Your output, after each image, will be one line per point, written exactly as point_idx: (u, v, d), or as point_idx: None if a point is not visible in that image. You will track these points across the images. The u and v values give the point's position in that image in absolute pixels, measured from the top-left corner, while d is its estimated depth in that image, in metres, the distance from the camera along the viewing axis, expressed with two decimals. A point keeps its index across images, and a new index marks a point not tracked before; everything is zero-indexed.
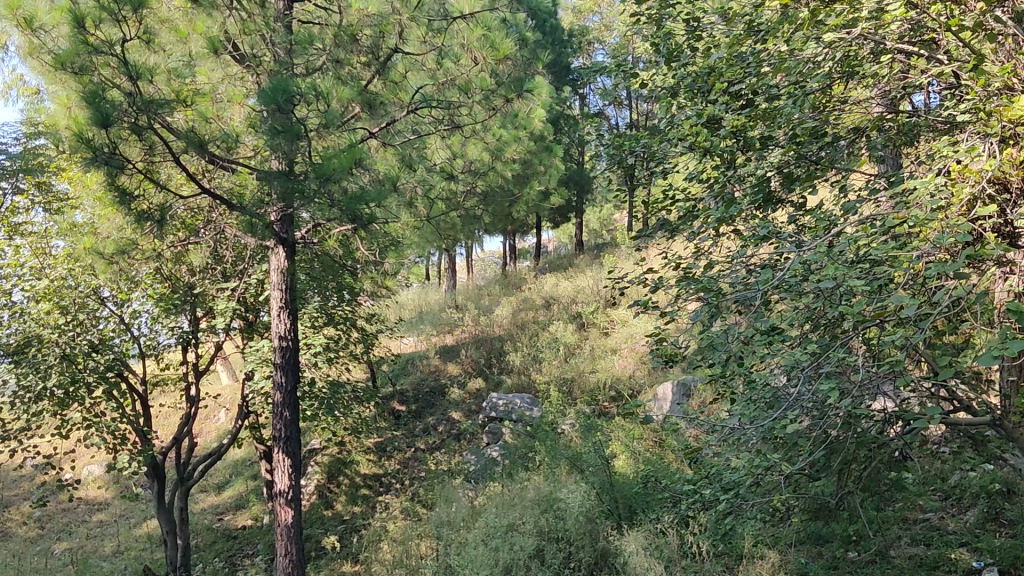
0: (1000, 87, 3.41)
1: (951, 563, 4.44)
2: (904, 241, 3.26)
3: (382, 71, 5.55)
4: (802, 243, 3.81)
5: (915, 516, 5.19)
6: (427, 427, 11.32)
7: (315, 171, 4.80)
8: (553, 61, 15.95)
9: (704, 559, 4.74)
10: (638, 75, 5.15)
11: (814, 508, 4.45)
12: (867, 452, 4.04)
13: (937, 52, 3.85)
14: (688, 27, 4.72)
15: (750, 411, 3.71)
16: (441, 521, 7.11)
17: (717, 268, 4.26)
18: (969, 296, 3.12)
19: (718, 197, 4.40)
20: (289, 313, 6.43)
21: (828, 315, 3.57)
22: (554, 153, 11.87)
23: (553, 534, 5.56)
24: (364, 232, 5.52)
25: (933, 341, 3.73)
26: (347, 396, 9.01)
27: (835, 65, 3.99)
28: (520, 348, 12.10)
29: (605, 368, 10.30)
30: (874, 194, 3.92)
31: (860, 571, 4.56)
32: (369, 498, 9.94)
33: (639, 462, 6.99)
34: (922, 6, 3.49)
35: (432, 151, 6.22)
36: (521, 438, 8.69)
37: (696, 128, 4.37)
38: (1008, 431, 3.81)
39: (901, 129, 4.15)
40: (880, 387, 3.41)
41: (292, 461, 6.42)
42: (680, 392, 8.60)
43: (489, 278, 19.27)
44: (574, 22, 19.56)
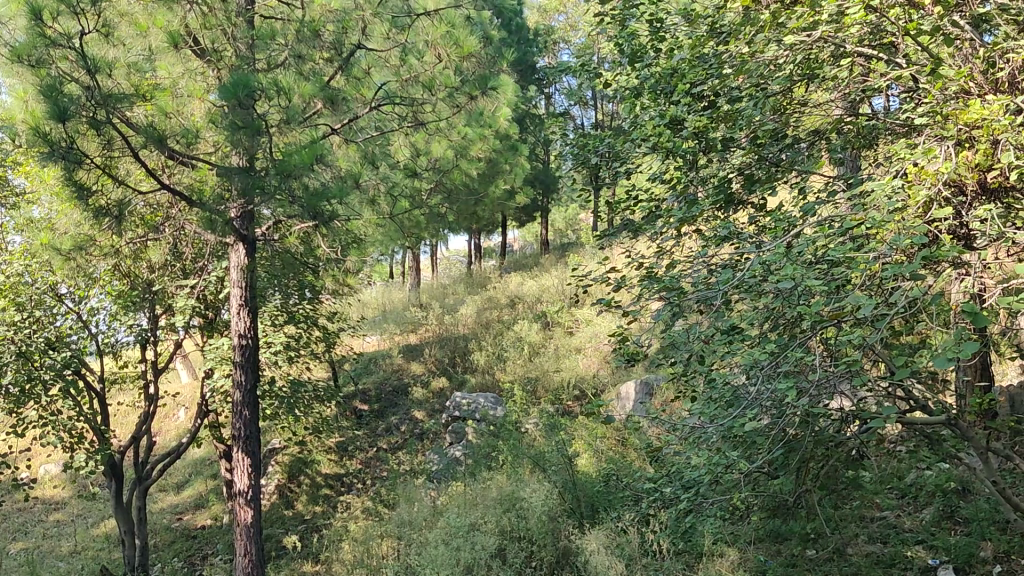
0: (957, 91, 3.43)
1: (907, 561, 4.50)
2: (861, 242, 3.28)
3: (345, 67, 5.48)
4: (761, 244, 3.83)
5: (873, 515, 5.24)
6: (390, 426, 11.27)
7: (275, 167, 4.77)
8: (518, 60, 15.97)
9: (664, 557, 4.75)
10: (602, 75, 5.14)
11: (772, 507, 4.47)
12: (826, 452, 4.06)
13: (895, 56, 3.88)
14: (651, 27, 4.71)
15: (710, 410, 3.72)
16: (402, 520, 7.07)
17: (678, 268, 4.26)
18: (925, 297, 3.13)
19: (680, 197, 4.40)
20: (249, 311, 6.34)
21: (786, 315, 3.57)
22: (520, 152, 11.88)
23: (515, 533, 5.54)
24: (325, 229, 5.46)
25: (891, 341, 3.75)
26: (309, 396, 8.92)
27: (795, 68, 4.02)
28: (484, 348, 12.08)
29: (568, 368, 10.31)
30: (833, 196, 3.94)
31: (817, 569, 4.59)
32: (330, 498, 9.86)
33: (602, 462, 6.99)
34: (880, 11, 3.53)
35: (395, 148, 6.15)
36: (484, 437, 8.66)
37: (659, 129, 4.34)
38: (964, 430, 3.84)
39: (860, 133, 4.19)
40: (836, 386, 3.43)
41: (251, 460, 6.35)
42: (643, 392, 8.62)
43: (453, 277, 19.26)
44: (540, 22, 19.58)
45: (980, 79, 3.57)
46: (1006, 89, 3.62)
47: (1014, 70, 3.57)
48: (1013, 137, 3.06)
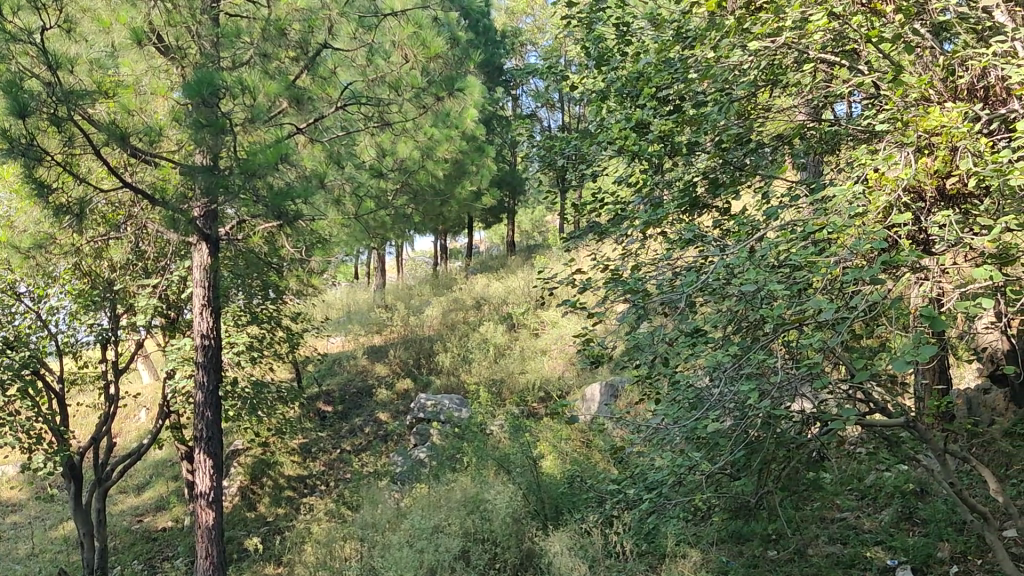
0: (917, 98, 3.49)
1: (867, 562, 4.57)
2: (822, 246, 3.30)
3: (310, 66, 5.47)
4: (725, 248, 3.86)
5: (833, 515, 5.30)
6: (354, 428, 11.23)
7: (239, 166, 4.74)
8: (486, 61, 15.99)
9: (627, 558, 4.76)
10: (569, 78, 5.16)
11: (734, 508, 4.50)
12: (786, 454, 4.09)
13: (858, 63, 3.93)
14: (618, 31, 4.75)
15: (674, 412, 3.74)
16: (366, 522, 7.05)
17: (643, 270, 4.29)
18: (885, 301, 3.17)
19: (646, 200, 4.43)
20: (212, 311, 6.29)
21: (749, 318, 3.59)
22: (487, 153, 11.87)
23: (479, 534, 5.53)
24: (290, 229, 5.44)
25: (850, 344, 3.79)
26: (272, 397, 8.85)
27: (759, 73, 4.06)
28: (449, 349, 12.08)
29: (534, 369, 10.35)
30: (796, 201, 3.98)
31: (778, 570, 4.63)
32: (293, 499, 9.78)
33: (566, 463, 7.01)
34: (842, 18, 3.55)
35: (361, 148, 6.11)
36: (449, 438, 8.67)
37: (625, 132, 4.36)
38: (922, 433, 3.89)
39: (823, 138, 4.25)
40: (797, 389, 3.46)
41: (213, 462, 6.29)
42: (607, 394, 8.64)
43: (419, 277, 19.21)
44: (508, 23, 19.62)
45: (940, 86, 3.63)
46: (965, 97, 3.69)
47: (973, 78, 3.63)
48: (971, 145, 3.12)
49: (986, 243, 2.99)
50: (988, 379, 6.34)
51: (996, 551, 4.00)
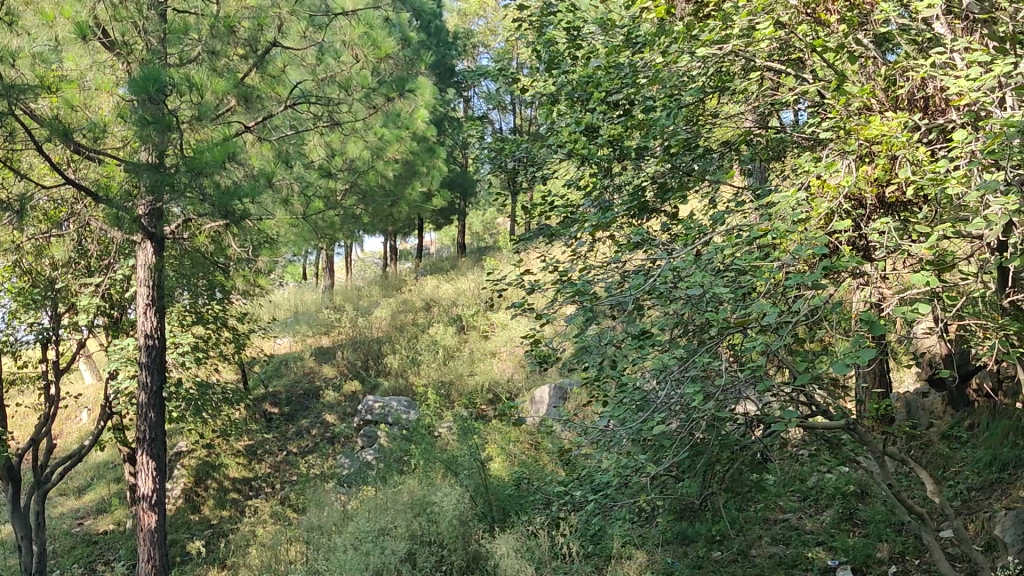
0: (858, 107, 3.56)
1: (808, 562, 4.68)
2: (766, 251, 3.35)
3: (259, 65, 5.46)
4: (672, 251, 3.91)
5: (776, 517, 5.40)
6: (301, 429, 11.16)
7: (186, 164, 4.68)
8: (437, 62, 15.97)
9: (573, 560, 4.78)
10: (519, 81, 5.16)
11: (679, 509, 4.53)
12: (730, 455, 4.13)
13: (803, 71, 4.00)
14: (569, 36, 4.74)
15: (620, 414, 3.76)
16: (311, 525, 7.00)
17: (591, 273, 4.31)
18: (826, 306, 3.23)
19: (595, 203, 4.47)
20: (157, 311, 6.20)
21: (695, 321, 3.64)
22: (438, 154, 11.84)
23: (424, 537, 5.52)
24: (237, 228, 5.41)
25: (794, 347, 3.85)
26: (217, 398, 8.75)
27: (706, 80, 4.12)
28: (397, 351, 12.04)
29: (483, 372, 10.36)
30: (742, 206, 4.03)
31: (722, 570, 4.70)
32: (238, 502, 9.66)
33: (514, 466, 7.02)
34: (788, 26, 3.61)
35: (310, 148, 6.03)
36: (397, 441, 8.63)
37: (575, 135, 4.40)
38: (862, 435, 3.96)
39: (769, 145, 4.31)
40: (741, 392, 3.50)
41: (156, 464, 6.20)
42: (556, 397, 8.68)
43: (369, 278, 19.11)
44: (459, 25, 19.62)
45: (882, 96, 3.71)
46: (905, 106, 3.77)
47: (914, 89, 3.71)
48: (910, 154, 3.19)
49: (924, 250, 3.06)
50: (927, 383, 6.47)
51: (932, 551, 4.09)
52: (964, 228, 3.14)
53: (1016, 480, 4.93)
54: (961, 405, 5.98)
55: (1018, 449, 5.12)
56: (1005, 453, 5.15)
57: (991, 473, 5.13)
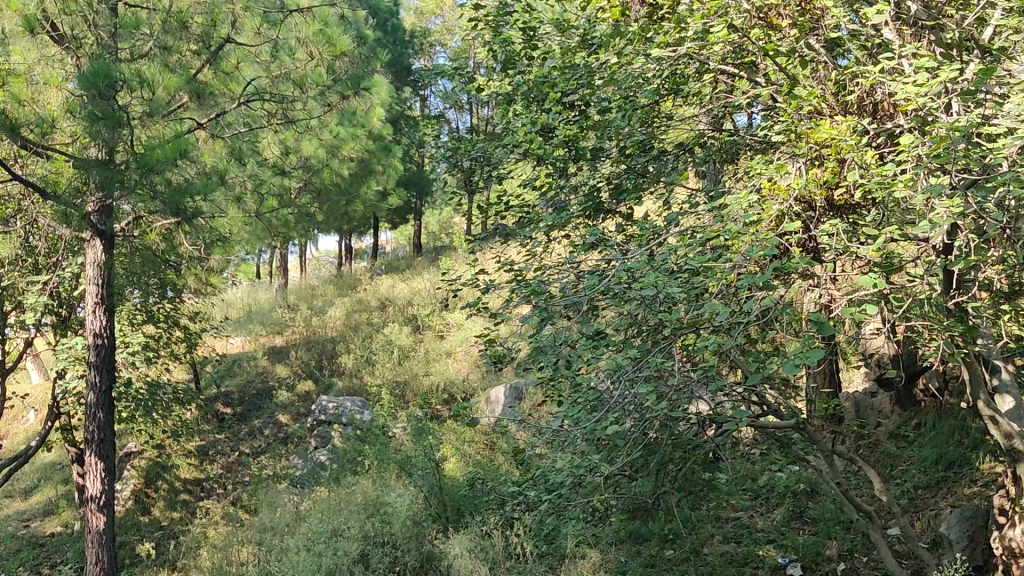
0: (810, 111, 3.61)
1: (759, 560, 4.74)
2: (719, 252, 3.39)
3: (212, 61, 5.31)
4: (626, 252, 3.93)
5: (728, 515, 5.44)
6: (253, 429, 11.07)
7: (137, 161, 4.61)
8: (392, 61, 15.93)
9: (527, 560, 4.78)
10: (476, 80, 5.15)
11: (632, 508, 4.55)
12: (683, 455, 4.16)
13: (756, 75, 4.04)
14: (525, 36, 4.74)
15: (574, 414, 3.77)
16: (264, 526, 6.94)
17: (546, 273, 4.32)
18: (777, 306, 3.27)
19: (550, 203, 4.48)
20: (106, 309, 6.09)
21: (649, 321, 3.65)
22: (393, 153, 11.80)
23: (378, 538, 5.49)
24: (189, 226, 5.34)
25: (746, 347, 3.89)
26: (168, 398, 8.63)
27: (661, 82, 4.14)
28: (352, 350, 11.97)
29: (439, 371, 10.35)
30: (695, 207, 4.06)
31: (674, 569, 4.73)
32: (189, 503, 9.54)
33: (469, 466, 7.01)
34: (741, 30, 3.65)
35: (264, 145, 5.97)
36: (351, 442, 8.58)
37: (530, 135, 4.40)
38: (812, 434, 4.01)
39: (724, 147, 4.34)
40: (694, 392, 3.53)
41: (105, 465, 6.10)
42: (511, 397, 8.69)
43: (323, 278, 18.99)
44: (416, 24, 19.58)
45: (833, 101, 3.76)
46: (855, 111, 3.83)
47: (863, 94, 3.77)
48: (858, 157, 3.24)
49: (872, 252, 3.11)
50: (876, 382, 6.58)
51: (879, 549, 4.16)
52: (911, 231, 3.19)
53: (960, 478, 5.03)
54: (908, 404, 6.09)
55: (963, 448, 5.22)
56: (950, 452, 5.26)
57: (937, 472, 5.23)
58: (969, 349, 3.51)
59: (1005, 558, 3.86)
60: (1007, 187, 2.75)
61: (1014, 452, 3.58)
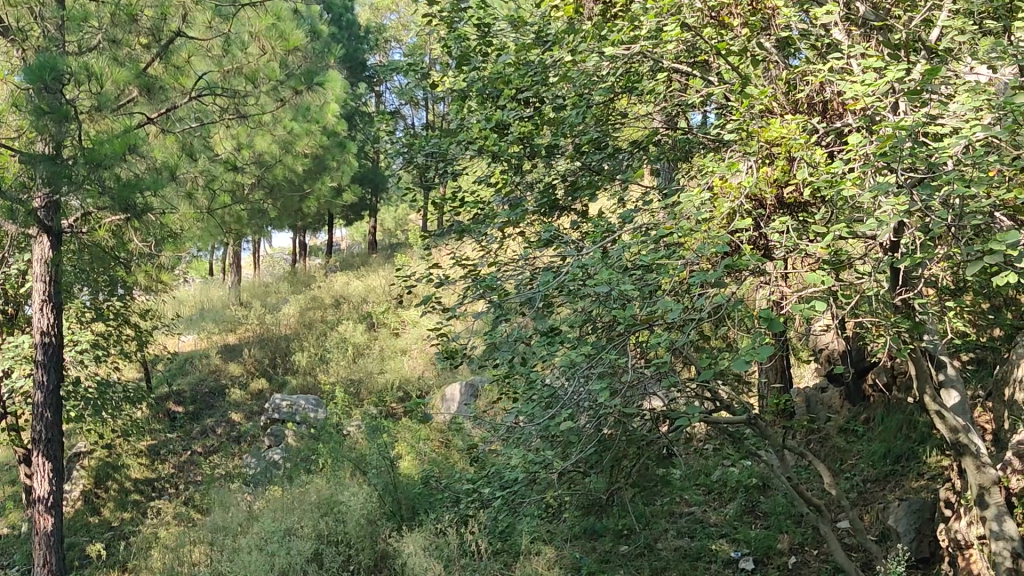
0: (761, 109, 3.64)
1: (712, 555, 4.81)
2: (672, 249, 3.41)
3: (162, 55, 5.22)
4: (580, 248, 3.94)
5: (682, 510, 5.49)
6: (205, 428, 10.93)
7: (85, 156, 4.53)
8: (347, 56, 15.84)
9: (482, 557, 4.77)
10: (430, 77, 5.13)
11: (586, 505, 4.56)
12: (637, 451, 4.18)
13: (708, 74, 4.07)
14: (479, 32, 4.73)
15: (528, 410, 3.77)
16: (216, 526, 6.86)
17: (500, 270, 4.31)
18: (729, 304, 3.30)
19: (505, 199, 4.48)
20: (53, 307, 5.98)
21: (603, 318, 3.66)
22: (347, 149, 11.71)
23: (332, 537, 5.45)
24: (139, 222, 5.26)
25: (699, 343, 3.92)
26: (118, 398, 8.49)
27: (615, 80, 4.17)
28: (305, 348, 11.89)
29: (393, 369, 10.31)
30: (649, 205, 4.09)
31: (628, 564, 4.76)
32: (140, 503, 9.39)
33: (425, 463, 6.99)
34: (694, 29, 3.67)
35: (216, 141, 5.90)
36: (305, 440, 8.51)
37: (485, 131, 4.39)
38: (763, 429, 4.06)
39: (677, 146, 4.37)
40: (647, 388, 3.55)
41: (53, 465, 5.99)
42: (467, 394, 8.69)
43: (277, 275, 18.83)
44: (371, 20, 19.46)
45: (784, 99, 3.79)
46: (805, 110, 3.88)
47: (813, 93, 3.82)
48: (807, 156, 3.27)
49: (821, 249, 3.15)
50: (826, 378, 6.66)
51: (829, 542, 4.22)
52: (859, 229, 3.24)
53: (908, 471, 5.11)
54: (857, 399, 6.17)
55: (911, 442, 5.30)
56: (898, 446, 5.34)
57: (885, 466, 5.32)
58: (915, 344, 3.56)
59: (951, 549, 3.93)
60: (952, 186, 2.80)
61: (959, 445, 3.57)
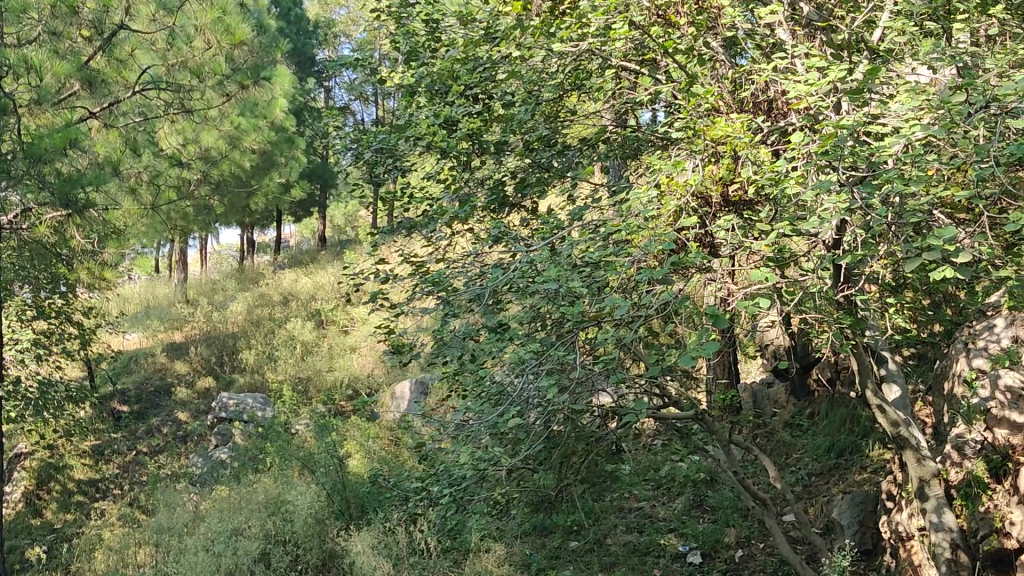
0: (707, 108, 3.66)
1: (660, 549, 4.86)
2: (619, 246, 3.41)
3: (105, 48, 5.12)
4: (528, 245, 3.94)
5: (630, 505, 5.53)
6: (150, 428, 10.77)
7: (24, 151, 4.42)
8: (295, 51, 15.69)
9: (431, 555, 4.74)
10: (379, 72, 5.09)
11: (537, 502, 4.53)
12: (586, 447, 4.19)
13: (656, 72, 4.08)
14: (427, 28, 4.69)
15: (477, 407, 3.76)
16: (161, 527, 6.75)
17: (449, 266, 4.29)
18: (676, 300, 3.32)
19: (454, 196, 4.46)
20: None
21: (552, 316, 3.65)
22: (296, 145, 11.60)
23: (280, 537, 5.37)
24: (81, 218, 5.14)
25: (648, 340, 3.94)
26: (60, 398, 8.31)
27: (565, 78, 4.19)
28: (253, 346, 11.77)
29: (342, 367, 10.24)
30: (598, 202, 4.10)
31: (577, 560, 4.77)
32: (84, 504, 9.20)
33: (373, 462, 6.94)
34: (641, 27, 3.68)
35: (161, 136, 5.80)
36: (252, 439, 8.43)
37: (433, 128, 4.36)
38: (710, 425, 4.09)
39: (626, 145, 4.39)
40: (596, 385, 3.56)
41: None
42: (417, 392, 8.67)
43: (224, 272, 18.60)
44: (320, 14, 19.27)
45: (729, 98, 3.82)
46: (750, 108, 3.91)
47: (758, 92, 3.85)
48: (752, 154, 3.30)
49: (765, 246, 3.17)
50: (772, 373, 6.75)
51: (775, 535, 4.27)
52: (801, 227, 3.28)
53: (852, 465, 5.20)
54: (802, 394, 6.26)
55: (854, 435, 5.39)
56: (842, 440, 5.43)
57: (829, 459, 5.41)
58: (857, 340, 3.61)
59: (893, 541, 4.00)
60: (893, 185, 2.84)
61: (900, 439, 3.63)
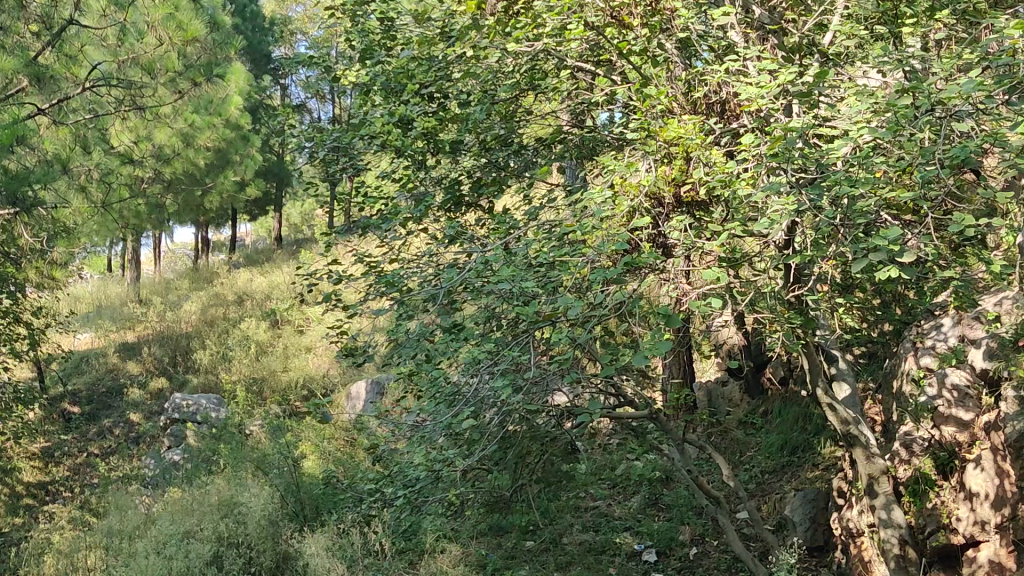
0: (662, 109, 3.66)
1: (616, 548, 4.87)
2: (574, 246, 3.40)
3: (54, 44, 5.01)
4: (483, 245, 3.92)
5: (586, 504, 5.52)
6: (101, 430, 10.59)
7: None
8: (250, 48, 15.53)
9: (386, 556, 4.70)
10: (334, 70, 5.03)
11: (491, 502, 4.52)
12: (541, 447, 4.18)
13: (611, 72, 4.08)
14: (383, 27, 4.64)
15: (432, 408, 3.73)
16: (112, 530, 6.62)
17: (403, 265, 4.26)
18: (629, 300, 3.31)
19: (409, 195, 4.43)
20: None
21: (507, 315, 3.64)
22: (251, 143, 11.47)
23: (233, 539, 5.29)
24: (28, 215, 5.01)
25: (602, 340, 3.94)
26: (9, 399, 8.12)
27: (519, 77, 4.17)
28: (207, 347, 11.64)
29: (297, 368, 10.16)
30: (554, 202, 4.09)
31: (533, 560, 4.76)
32: (32, 508, 8.98)
33: (328, 463, 6.88)
34: (597, 28, 3.67)
35: (113, 133, 5.68)
36: (205, 441, 8.32)
37: (388, 127, 4.32)
38: (665, 424, 4.10)
39: (582, 145, 4.39)
40: (550, 385, 3.54)
41: None
42: (373, 392, 8.62)
43: (178, 271, 18.37)
44: (275, 11, 19.08)
45: (683, 98, 3.83)
46: (704, 110, 3.93)
47: (712, 93, 3.86)
48: (705, 155, 3.31)
49: (717, 246, 3.18)
50: (726, 372, 6.80)
51: (729, 534, 4.28)
52: (753, 227, 3.29)
53: (804, 462, 5.24)
54: (756, 393, 6.31)
55: (806, 433, 5.44)
56: (795, 438, 5.47)
57: (782, 457, 5.45)
58: (809, 340, 3.64)
59: (844, 538, 4.03)
60: (843, 186, 2.86)
61: (851, 437, 3.66)
